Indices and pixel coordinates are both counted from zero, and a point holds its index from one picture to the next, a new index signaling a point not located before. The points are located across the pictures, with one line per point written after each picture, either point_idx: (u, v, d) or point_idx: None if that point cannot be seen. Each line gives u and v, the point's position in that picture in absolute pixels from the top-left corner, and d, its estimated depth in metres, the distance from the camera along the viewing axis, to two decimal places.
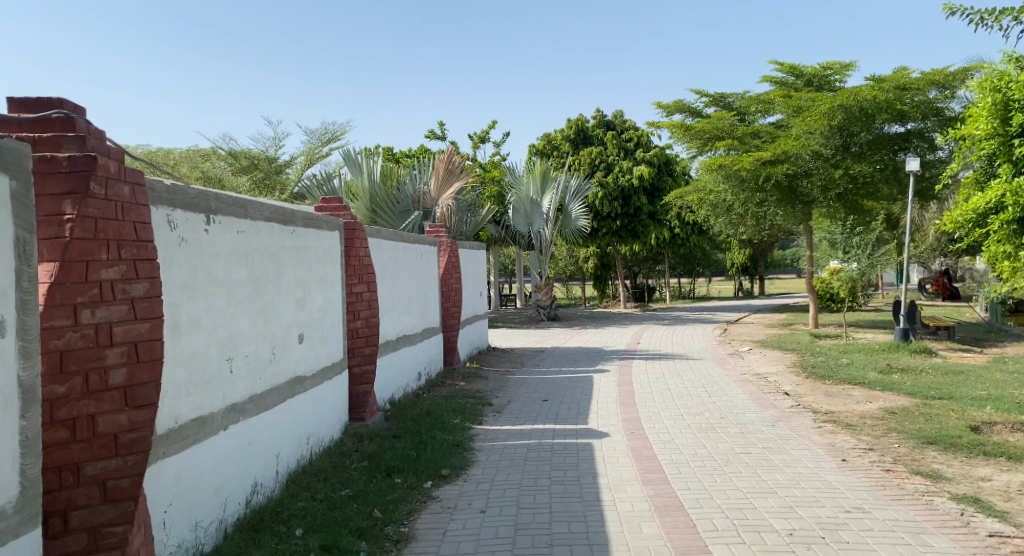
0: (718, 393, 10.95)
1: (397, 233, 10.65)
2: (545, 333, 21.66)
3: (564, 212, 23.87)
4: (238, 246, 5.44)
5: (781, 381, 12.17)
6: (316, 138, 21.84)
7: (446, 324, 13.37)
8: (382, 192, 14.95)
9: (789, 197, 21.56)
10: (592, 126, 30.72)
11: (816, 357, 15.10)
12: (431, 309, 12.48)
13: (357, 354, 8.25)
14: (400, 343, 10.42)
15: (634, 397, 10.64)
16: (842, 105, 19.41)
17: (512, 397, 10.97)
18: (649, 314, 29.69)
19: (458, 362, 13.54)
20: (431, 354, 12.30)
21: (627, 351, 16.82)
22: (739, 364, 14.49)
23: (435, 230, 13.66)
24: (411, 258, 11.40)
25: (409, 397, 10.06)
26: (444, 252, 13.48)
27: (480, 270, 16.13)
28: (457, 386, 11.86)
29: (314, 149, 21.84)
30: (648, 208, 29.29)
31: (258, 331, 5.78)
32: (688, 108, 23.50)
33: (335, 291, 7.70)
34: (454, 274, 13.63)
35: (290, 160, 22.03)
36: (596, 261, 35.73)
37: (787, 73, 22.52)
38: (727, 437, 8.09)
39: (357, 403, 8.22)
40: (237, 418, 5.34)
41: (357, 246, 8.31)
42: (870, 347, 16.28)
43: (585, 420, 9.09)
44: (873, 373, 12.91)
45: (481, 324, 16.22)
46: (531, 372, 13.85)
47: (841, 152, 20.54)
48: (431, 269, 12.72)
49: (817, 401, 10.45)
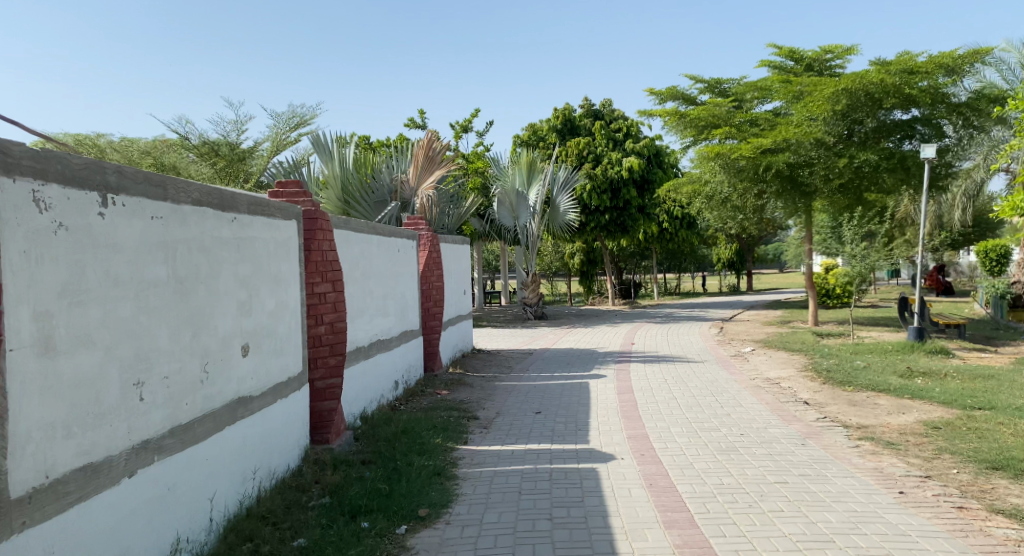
0: (731, 403, 9.81)
1: (370, 225, 9.44)
2: (533, 333, 20.49)
3: (552, 204, 22.67)
4: (155, 236, 4.20)
5: (796, 387, 11.10)
6: (283, 122, 20.46)
7: (426, 327, 12.16)
8: (356, 181, 13.63)
9: (790, 188, 20.45)
10: (580, 116, 29.56)
11: (827, 359, 14.03)
12: (409, 310, 11.26)
13: (320, 366, 7.05)
14: (373, 349, 9.20)
15: (637, 408, 9.48)
16: (847, 88, 18.37)
17: (500, 409, 9.76)
18: (638, 312, 28.58)
19: (440, 368, 12.33)
20: (410, 360, 11.08)
21: (622, 352, 15.68)
22: (746, 367, 13.37)
23: (414, 223, 12.42)
24: (386, 253, 10.18)
25: (384, 411, 8.84)
26: (423, 247, 12.26)
27: (463, 266, 14.93)
28: (438, 396, 10.63)
29: (281, 134, 20.46)
30: (638, 201, 28.19)
31: (186, 345, 4.53)
32: (682, 95, 22.45)
33: (291, 291, 6.45)
34: (436, 270, 12.42)
35: (255, 146, 20.63)
36: (582, 257, 34.56)
37: (786, 57, 21.44)
38: (753, 459, 6.95)
39: (320, 424, 7.02)
40: (154, 460, 4.10)
41: (319, 240, 7.12)
42: (881, 347, 15.24)
43: (586, 439, 7.92)
44: (894, 378, 11.86)
45: (464, 324, 15.02)
46: (521, 378, 12.66)
47: (845, 139, 19.67)
48: (410, 266, 11.50)
49: (843, 412, 9.34)
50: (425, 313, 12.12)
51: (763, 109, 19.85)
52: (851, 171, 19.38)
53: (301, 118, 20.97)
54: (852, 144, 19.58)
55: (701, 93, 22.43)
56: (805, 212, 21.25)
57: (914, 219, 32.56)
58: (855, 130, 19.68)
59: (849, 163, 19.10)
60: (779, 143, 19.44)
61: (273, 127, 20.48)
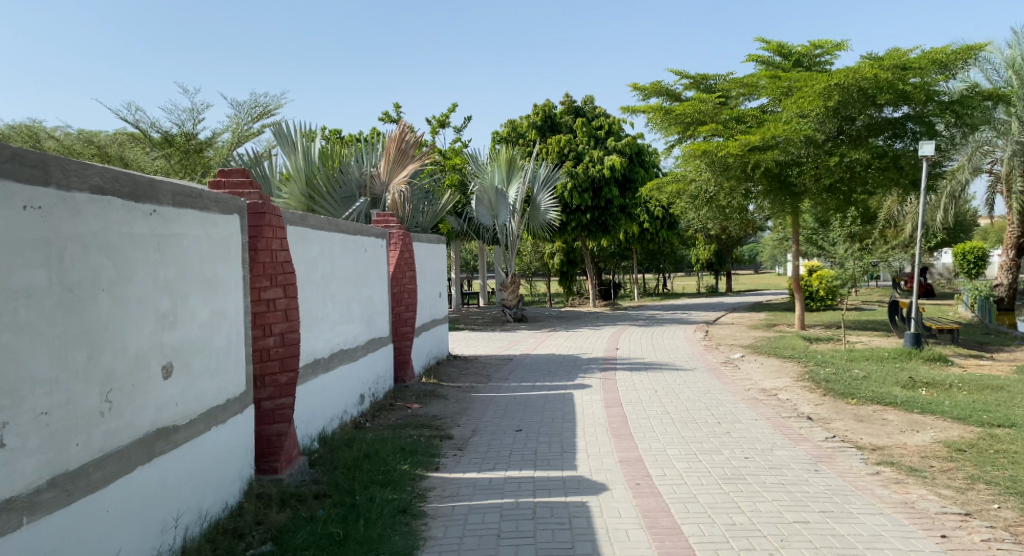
0: (729, 419, 8.98)
1: (334, 223, 8.56)
2: (512, 336, 19.61)
3: (531, 203, 21.80)
4: (27, 232, 3.39)
5: (797, 399, 10.30)
6: (245, 112, 19.43)
7: (398, 333, 11.26)
8: (322, 177, 12.67)
9: (779, 188, 19.69)
10: (561, 112, 28.67)
11: (823, 366, 13.25)
12: (379, 316, 10.38)
13: (268, 384, 6.20)
14: (334, 362, 8.31)
15: (628, 425, 8.65)
16: (840, 84, 17.58)
17: (477, 426, 8.89)
18: (619, 314, 27.77)
19: (412, 379, 11.42)
20: (378, 371, 10.20)
21: (606, 358, 14.84)
22: (738, 376, 12.55)
23: (385, 219, 11.50)
24: (353, 254, 9.30)
25: (346, 432, 7.95)
26: (394, 246, 11.35)
27: (439, 266, 14.03)
28: (409, 411, 9.77)
29: (243, 126, 19.42)
30: (620, 200, 27.42)
31: (75, 369, 3.66)
32: (667, 91, 21.67)
33: (230, 296, 5.54)
34: (409, 272, 11.51)
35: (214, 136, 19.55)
36: (562, 257, 33.71)
37: (774, 52, 20.68)
38: (765, 491, 6.13)
39: (268, 451, 6.15)
40: (20, 524, 3.33)
41: (268, 238, 6.28)
42: (877, 354, 14.48)
43: (573, 465, 7.07)
44: (898, 389, 11.09)
45: (439, 329, 14.12)
46: (499, 388, 11.79)
47: (835, 137, 18.95)
48: (381, 268, 10.62)
49: (851, 430, 8.52)
50: (397, 318, 11.22)
51: (750, 106, 19.09)
52: (842, 171, 18.64)
53: (264, 108, 20.00)
54: (844, 141, 18.85)
55: (686, 89, 21.65)
56: (794, 212, 20.51)
57: (896, 220, 31.97)
58: (847, 127, 18.93)
59: (839, 162, 18.36)
60: (767, 141, 18.61)
61: (234, 118, 19.52)
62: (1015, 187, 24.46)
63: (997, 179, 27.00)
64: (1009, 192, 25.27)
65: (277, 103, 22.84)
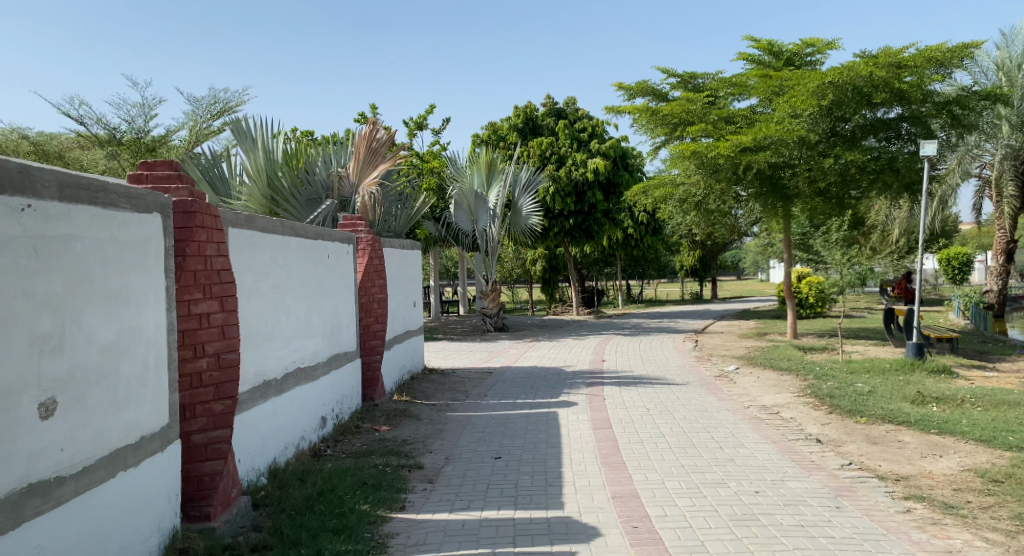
0: (730, 443, 8.12)
1: (290, 228, 7.69)
2: (493, 347, 18.70)
3: (513, 207, 20.96)
4: None
5: (802, 418, 9.45)
6: (202, 109, 18.58)
7: (367, 347, 10.36)
8: (285, 177, 11.67)
9: (770, 192, 18.85)
10: (543, 114, 27.76)
11: (824, 379, 12.40)
12: (345, 329, 9.51)
13: (200, 414, 5.34)
14: (288, 383, 7.42)
15: (618, 453, 7.78)
16: (834, 80, 16.75)
17: (452, 453, 8.00)
18: (605, 322, 26.92)
19: (382, 397, 10.50)
20: (343, 390, 9.32)
21: (593, 371, 13.95)
22: (734, 391, 11.68)
23: (352, 223, 10.59)
24: (314, 261, 8.43)
25: (300, 465, 7.06)
26: (362, 253, 10.47)
27: (413, 274, 13.12)
28: (376, 435, 8.88)
29: (200, 123, 18.60)
30: (604, 205, 26.64)
31: None
32: (653, 91, 20.90)
33: (146, 311, 4.68)
34: (378, 280, 10.61)
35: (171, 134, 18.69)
36: (545, 263, 32.86)
37: (764, 51, 19.95)
38: (783, 535, 5.28)
39: (199, 495, 5.26)
40: None
41: (201, 242, 5.41)
42: (878, 365, 13.65)
43: (559, 503, 6.21)
44: (909, 405, 10.25)
45: (415, 341, 13.21)
46: (478, 406, 10.90)
47: (828, 137, 18.19)
48: (348, 276, 9.76)
49: (866, 455, 7.68)
50: (365, 331, 10.33)
51: (739, 106, 18.28)
52: (834, 173, 17.88)
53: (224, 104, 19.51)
54: (837, 141, 18.06)
55: (673, 88, 20.87)
56: (786, 217, 19.71)
57: (884, 225, 31.23)
58: (840, 127, 18.17)
59: (834, 163, 17.62)
60: (758, 142, 17.75)
61: (192, 114, 19.08)
62: (1007, 191, 23.68)
63: (986, 183, 26.37)
64: (1001, 197, 24.50)
65: (241, 102, 21.91)
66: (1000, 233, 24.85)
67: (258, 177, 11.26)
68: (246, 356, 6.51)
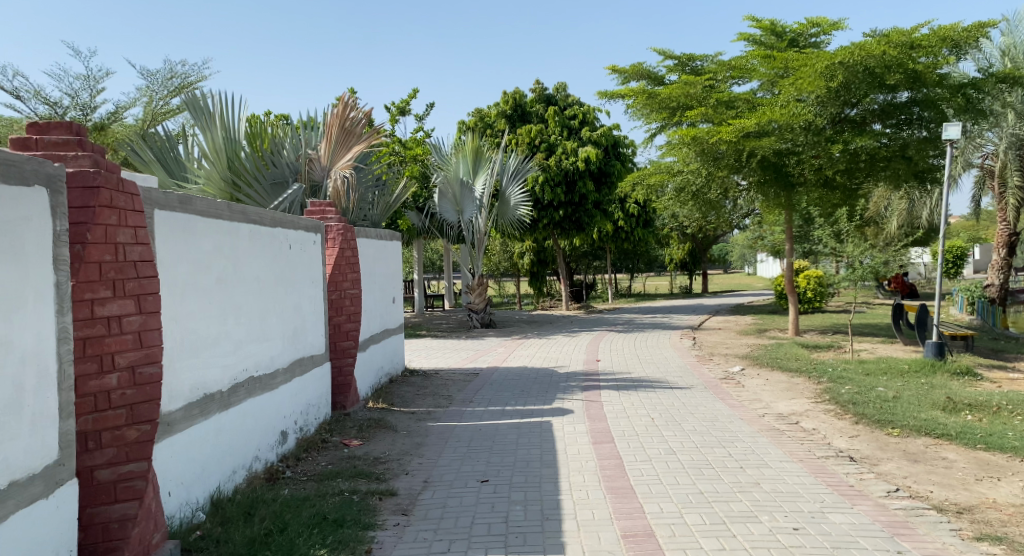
0: (752, 462, 7.07)
1: (241, 213, 6.57)
2: (480, 345, 17.62)
3: (500, 197, 19.86)
4: None
5: (826, 430, 8.40)
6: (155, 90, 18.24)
7: (338, 349, 9.25)
8: (247, 158, 10.57)
9: (773, 179, 17.83)
10: (532, 100, 26.63)
11: (841, 382, 11.36)
12: (310, 329, 8.40)
13: (107, 445, 4.23)
14: (234, 396, 6.34)
15: (622, 476, 6.72)
16: (845, 61, 15.68)
17: (431, 475, 6.91)
18: (595, 318, 25.88)
19: (355, 405, 9.39)
20: (309, 399, 8.23)
21: (587, 373, 12.88)
22: (744, 396, 10.62)
23: (320, 208, 9.49)
24: (272, 252, 7.32)
25: (248, 496, 5.99)
26: (332, 243, 9.37)
27: (392, 267, 11.99)
28: (345, 450, 7.80)
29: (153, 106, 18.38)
30: (595, 195, 25.59)
31: None
32: (648, 74, 19.95)
33: (21, 321, 3.70)
34: (350, 273, 9.49)
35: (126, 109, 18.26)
36: (533, 256, 31.79)
37: (765, 31, 18.94)
38: None
39: (104, 547, 4.18)
40: None
41: (113, 224, 4.31)
42: (894, 366, 12.61)
43: (557, 546, 5.17)
44: (941, 413, 9.21)
45: (394, 340, 12.09)
46: (463, 413, 9.79)
47: (836, 123, 17.17)
48: (315, 269, 8.64)
49: (911, 477, 6.63)
50: (336, 330, 9.23)
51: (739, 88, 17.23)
52: (845, 158, 16.86)
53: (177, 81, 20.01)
54: (843, 127, 17.09)
55: (669, 72, 19.94)
56: (789, 207, 18.67)
57: (882, 218, 30.27)
58: (847, 112, 17.20)
59: (843, 150, 16.62)
60: (762, 126, 16.65)
61: (146, 89, 19.38)
62: (1011, 182, 22.74)
63: (989, 174, 25.47)
64: (1004, 188, 23.55)
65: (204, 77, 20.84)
66: (1000, 225, 23.93)
67: (216, 154, 10.16)
68: (178, 366, 5.41)
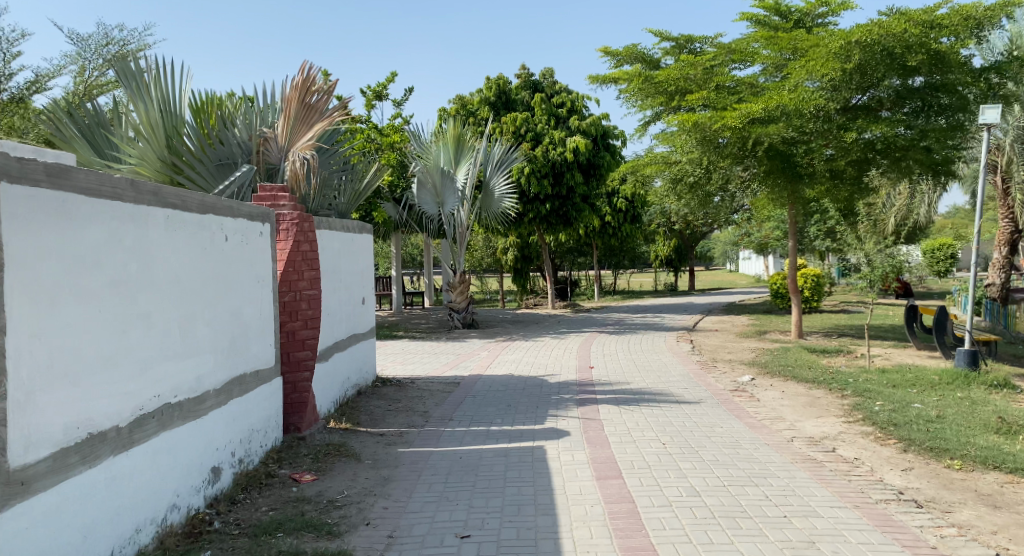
0: (797, 509, 5.73)
1: (153, 194, 5.19)
2: (460, 348, 16.20)
3: (484, 188, 18.42)
4: None
5: (871, 461, 7.07)
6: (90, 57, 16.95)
7: (291, 360, 7.84)
8: (189, 136, 9.24)
9: (782, 172, 16.48)
10: (517, 87, 25.31)
11: (869, 395, 10.04)
12: (255, 339, 6.99)
13: None
14: (144, 429, 4.96)
15: (640, 530, 5.36)
16: (864, 38, 14.55)
17: (398, 527, 5.53)
18: (583, 318, 24.53)
19: (313, 427, 7.98)
20: (253, 422, 6.80)
21: (580, 383, 11.49)
22: (763, 414, 9.25)
23: (271, 193, 8.08)
24: (202, 244, 5.93)
25: None
26: (286, 234, 7.93)
27: (361, 263, 10.54)
28: (292, 489, 6.37)
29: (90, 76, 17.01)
30: (583, 188, 24.26)
31: None
32: (642, 56, 18.73)
33: None
34: (307, 271, 8.06)
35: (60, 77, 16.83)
36: (516, 252, 30.41)
37: (770, 10, 17.78)
38: None
39: None
40: None
41: None
42: (922, 377, 11.27)
43: None
44: (1000, 437, 7.88)
45: (362, 348, 10.62)
46: (442, 435, 8.36)
47: (845, 110, 16.02)
48: (263, 265, 7.23)
49: (1001, 532, 5.31)
50: (290, 338, 7.81)
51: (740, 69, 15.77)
52: (862, 145, 15.93)
53: (114, 47, 18.89)
54: (853, 114, 15.94)
55: (666, 54, 18.75)
56: (794, 202, 17.36)
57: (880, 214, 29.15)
58: (855, 99, 16.08)
59: (856, 138, 15.37)
60: (771, 111, 15.47)
61: (77, 55, 18.10)
62: (1018, 177, 21.63)
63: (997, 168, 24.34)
64: (1006, 184, 22.39)
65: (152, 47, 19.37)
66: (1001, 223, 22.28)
67: (152, 127, 8.85)
68: (42, 399, 4.13)
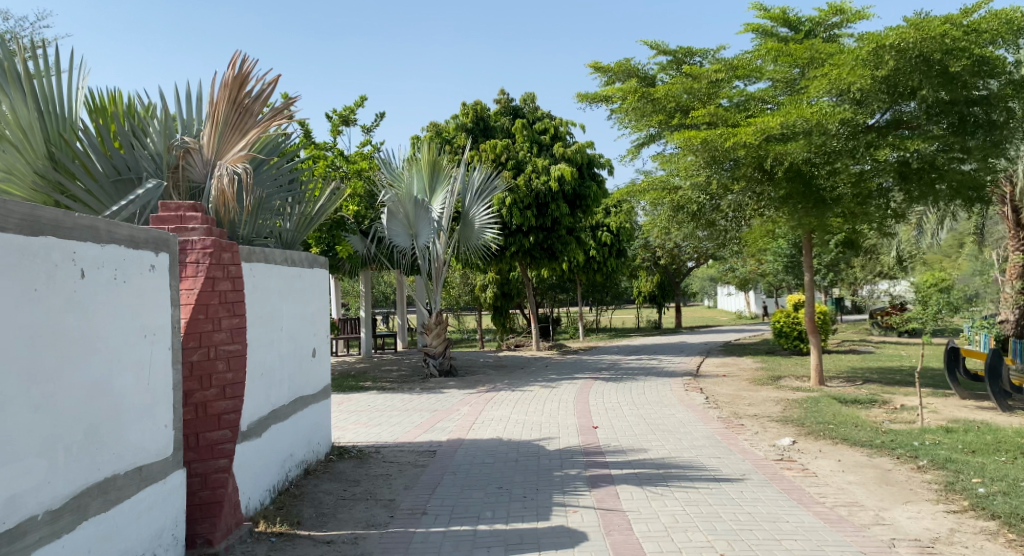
0: None
1: None
2: (436, 401, 13.97)
3: (462, 219, 16.28)
4: None
5: None
6: None
7: (200, 444, 5.63)
8: (79, 145, 7.12)
9: (800, 196, 14.64)
10: (496, 113, 23.34)
11: (956, 466, 7.92)
12: (136, 422, 4.76)
13: None
14: None
15: None
16: (897, 43, 12.93)
17: None
18: (571, 361, 22.34)
19: (231, 535, 5.72)
20: (126, 547, 4.56)
21: (586, 451, 9.29)
22: (832, 497, 7.12)
23: (177, 215, 5.94)
24: (30, 285, 3.92)
25: None
26: (194, 269, 5.74)
27: (313, 305, 8.36)
28: None
29: None
30: (569, 220, 22.25)
31: None
32: (635, 71, 16.84)
33: None
34: (226, 317, 5.82)
35: None
36: (496, 289, 28.26)
37: (777, 22, 16.03)
38: None
39: None
40: None
41: None
42: (1007, 439, 9.19)
43: None
44: None
45: (314, 411, 8.40)
46: (414, 541, 6.11)
47: (868, 127, 14.18)
48: (154, 313, 5.03)
49: None
50: (199, 413, 5.63)
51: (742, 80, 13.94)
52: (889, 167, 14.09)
53: None
54: (878, 131, 14.18)
55: (660, 69, 16.90)
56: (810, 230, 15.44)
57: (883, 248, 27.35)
58: (877, 117, 14.37)
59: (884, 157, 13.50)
60: (788, 127, 13.61)
61: None
62: None
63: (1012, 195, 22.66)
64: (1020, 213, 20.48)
65: None
66: (1014, 253, 20.11)
67: (21, 130, 6.65)
68: None
